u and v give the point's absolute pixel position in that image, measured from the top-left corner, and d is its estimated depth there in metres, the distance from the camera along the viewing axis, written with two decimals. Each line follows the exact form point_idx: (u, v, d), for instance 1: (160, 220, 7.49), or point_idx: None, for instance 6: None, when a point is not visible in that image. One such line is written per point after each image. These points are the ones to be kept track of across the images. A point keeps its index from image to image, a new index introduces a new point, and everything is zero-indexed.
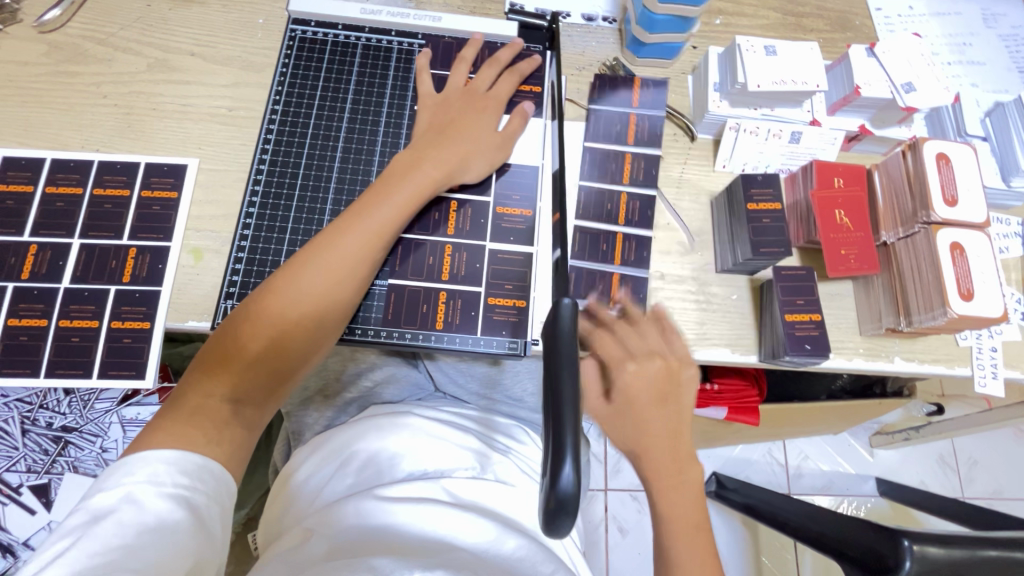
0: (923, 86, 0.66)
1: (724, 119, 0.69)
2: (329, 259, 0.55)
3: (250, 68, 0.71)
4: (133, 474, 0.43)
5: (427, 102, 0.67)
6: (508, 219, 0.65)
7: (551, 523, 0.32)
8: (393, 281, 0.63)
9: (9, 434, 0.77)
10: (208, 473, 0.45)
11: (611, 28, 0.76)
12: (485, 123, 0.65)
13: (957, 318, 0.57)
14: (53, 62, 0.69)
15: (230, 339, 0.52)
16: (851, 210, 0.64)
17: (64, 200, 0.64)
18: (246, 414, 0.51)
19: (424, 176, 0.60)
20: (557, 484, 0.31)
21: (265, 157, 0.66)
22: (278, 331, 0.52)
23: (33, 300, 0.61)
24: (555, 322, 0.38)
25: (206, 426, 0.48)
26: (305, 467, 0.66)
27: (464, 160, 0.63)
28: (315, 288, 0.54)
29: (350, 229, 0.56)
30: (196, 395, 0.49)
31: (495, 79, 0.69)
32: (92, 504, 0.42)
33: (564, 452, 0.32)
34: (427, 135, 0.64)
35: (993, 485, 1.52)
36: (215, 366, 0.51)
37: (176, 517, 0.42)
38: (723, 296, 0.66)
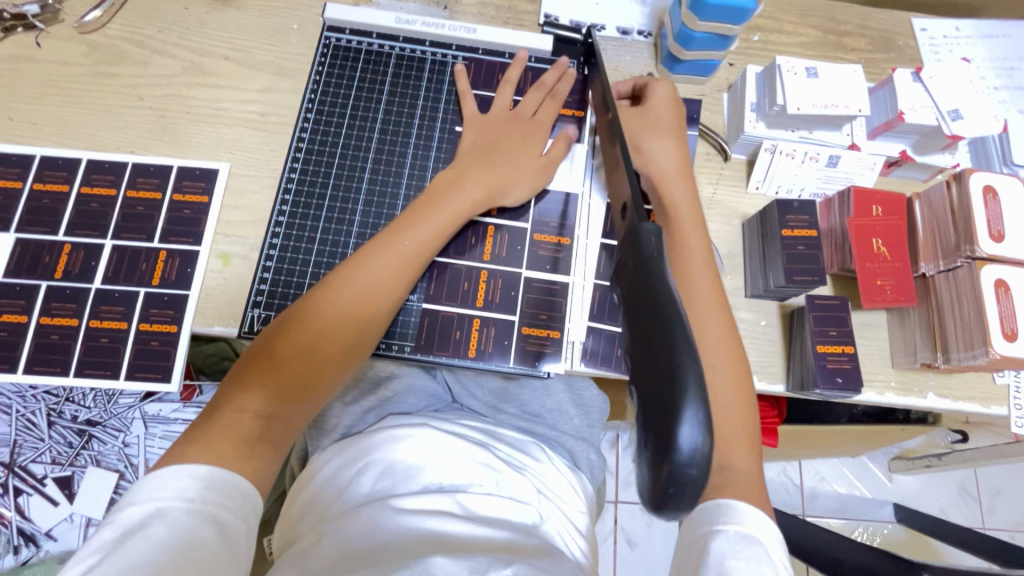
0: (971, 114, 0.64)
1: (760, 141, 0.68)
2: (366, 276, 0.55)
3: (283, 73, 0.71)
4: (162, 488, 0.44)
5: (471, 126, 0.67)
6: (546, 246, 0.65)
7: (661, 506, 0.24)
8: (428, 304, 0.63)
9: (36, 425, 0.79)
10: (235, 489, 0.46)
11: (647, 42, 0.75)
12: (530, 150, 0.65)
13: (1000, 359, 0.55)
14: (92, 62, 0.70)
15: (267, 352, 0.52)
16: (889, 239, 0.62)
17: (98, 201, 0.65)
18: (278, 430, 0.51)
19: (464, 196, 0.60)
20: (678, 458, 0.23)
21: (296, 165, 0.66)
22: (315, 348, 0.52)
23: (66, 300, 0.61)
24: (638, 249, 0.31)
25: (238, 441, 0.48)
26: (327, 468, 0.66)
27: (505, 183, 0.62)
28: (354, 305, 0.54)
29: (390, 246, 0.56)
30: (229, 408, 0.50)
31: (540, 103, 0.68)
32: (120, 518, 0.42)
33: (684, 407, 0.23)
34: (469, 155, 0.64)
35: (1014, 517, 1.48)
36: (249, 379, 0.51)
37: (203, 534, 0.42)
38: (751, 322, 0.65)
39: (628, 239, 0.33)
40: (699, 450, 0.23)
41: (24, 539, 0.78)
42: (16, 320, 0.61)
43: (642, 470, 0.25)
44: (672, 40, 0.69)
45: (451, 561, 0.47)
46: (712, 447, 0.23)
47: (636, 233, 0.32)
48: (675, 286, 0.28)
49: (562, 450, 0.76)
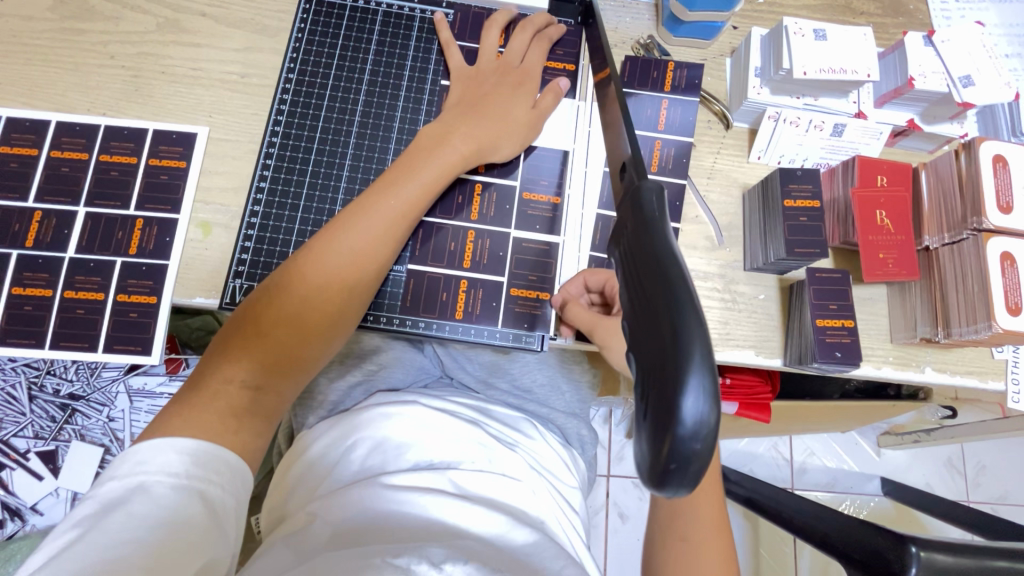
0: (982, 81, 0.61)
1: (764, 108, 0.65)
2: (352, 239, 0.53)
3: (263, 32, 0.67)
4: (147, 463, 0.42)
5: (458, 77, 0.64)
6: (536, 206, 0.62)
7: (662, 483, 0.23)
8: (414, 267, 0.60)
9: (17, 399, 0.77)
10: (224, 463, 0.44)
11: (648, 2, 0.71)
12: (519, 101, 0.62)
13: (1002, 333, 0.54)
14: (58, 17, 0.65)
15: (251, 321, 0.50)
16: (893, 211, 0.60)
17: (70, 165, 0.61)
18: (268, 401, 0.49)
19: (453, 153, 0.58)
20: (682, 430, 0.21)
21: (278, 128, 0.63)
22: (303, 314, 0.51)
23: (38, 269, 0.59)
24: (639, 211, 0.30)
25: (225, 413, 0.46)
26: (318, 445, 0.65)
27: (495, 138, 0.60)
28: (343, 268, 0.52)
29: (376, 206, 0.54)
30: (216, 378, 0.48)
31: (528, 46, 0.65)
32: (103, 493, 0.41)
33: (688, 375, 0.22)
34: (456, 109, 0.61)
35: (998, 490, 1.50)
36: (234, 349, 0.49)
37: (190, 510, 0.41)
38: (750, 295, 0.64)
39: (628, 201, 0.31)
40: (704, 421, 0.22)
41: (9, 513, 0.77)
42: None
43: (641, 444, 0.23)
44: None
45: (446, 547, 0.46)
46: (717, 417, 0.22)
47: (636, 194, 0.31)
48: (677, 246, 0.27)
49: (553, 426, 0.75)
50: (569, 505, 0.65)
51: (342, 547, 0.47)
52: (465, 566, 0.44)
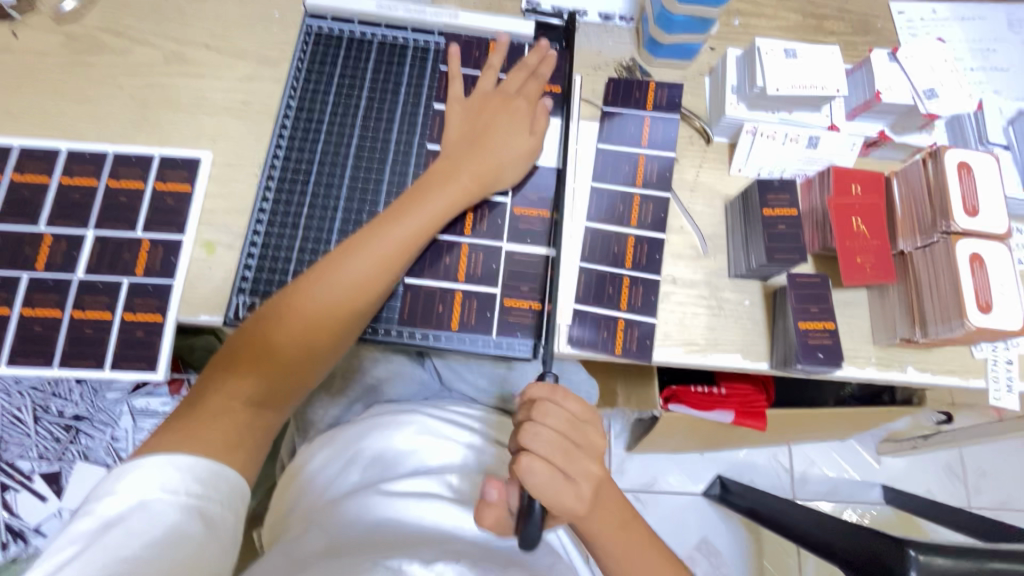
0: (946, 93, 0.65)
1: (741, 123, 0.68)
2: (357, 267, 0.55)
3: (264, 62, 0.70)
4: (143, 480, 0.43)
5: (456, 107, 0.67)
6: (526, 220, 0.65)
7: None
8: (410, 280, 0.63)
9: (22, 421, 0.78)
10: (220, 477, 0.46)
11: (629, 27, 0.75)
12: (518, 129, 0.65)
13: (975, 331, 0.56)
14: (70, 52, 0.69)
15: (256, 342, 0.53)
16: (868, 218, 0.63)
17: (80, 191, 0.64)
18: (267, 416, 0.53)
19: (458, 185, 0.61)
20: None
21: (280, 152, 0.66)
22: (307, 339, 0.54)
23: (48, 291, 0.61)
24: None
25: (228, 430, 0.49)
26: (316, 460, 0.67)
27: (498, 169, 0.63)
28: (353, 292, 0.55)
29: (381, 235, 0.57)
30: (219, 394, 0.51)
31: (524, 82, 0.68)
32: (99, 510, 0.41)
33: None
34: (459, 141, 0.65)
35: (999, 496, 1.50)
36: (237, 369, 0.52)
37: (187, 526, 0.42)
38: (736, 302, 0.66)
39: None
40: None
41: (12, 536, 0.77)
42: None
43: None
44: (652, 24, 0.69)
45: (440, 550, 0.47)
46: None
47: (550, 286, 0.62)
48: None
49: None
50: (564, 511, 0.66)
51: (336, 555, 0.47)
52: (457, 565, 0.45)
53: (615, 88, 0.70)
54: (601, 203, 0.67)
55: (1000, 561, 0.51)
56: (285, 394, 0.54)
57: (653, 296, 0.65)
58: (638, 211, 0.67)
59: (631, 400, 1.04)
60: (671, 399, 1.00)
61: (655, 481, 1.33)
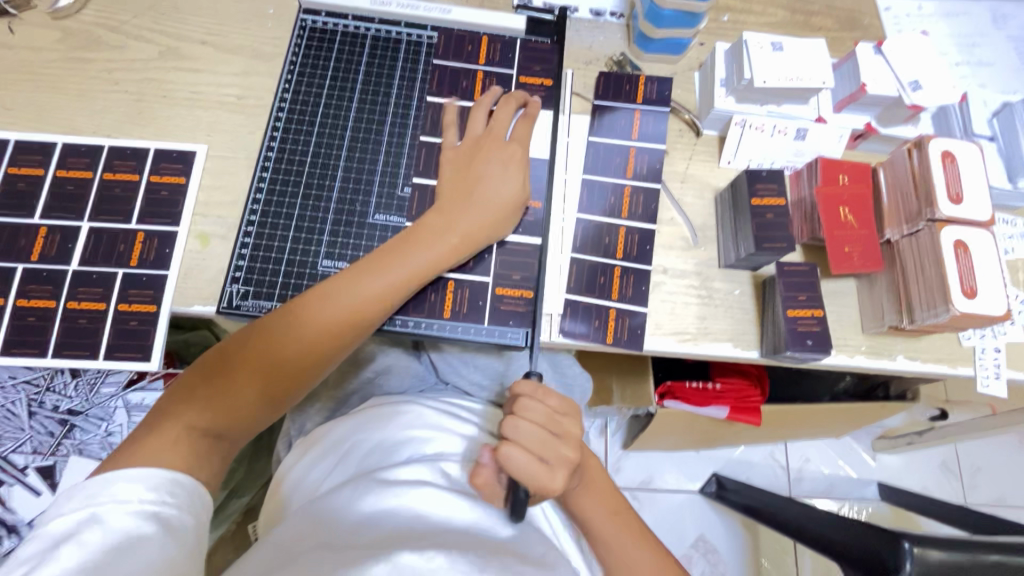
0: (931, 84, 0.66)
1: (730, 115, 0.69)
2: (330, 314, 0.54)
3: (259, 57, 0.71)
4: (95, 495, 0.42)
5: (447, 151, 0.65)
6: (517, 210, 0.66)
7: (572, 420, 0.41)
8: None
9: (16, 416, 0.79)
10: (178, 485, 0.45)
11: (619, 23, 0.76)
12: (507, 179, 0.63)
13: (960, 316, 0.57)
14: (66, 48, 0.70)
15: (226, 375, 0.52)
16: (855, 207, 0.64)
17: (75, 184, 0.65)
18: (223, 448, 0.51)
19: (445, 244, 0.59)
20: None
21: (273, 144, 0.67)
22: (274, 378, 0.53)
23: (43, 282, 0.61)
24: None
25: (187, 456, 0.47)
26: (301, 463, 0.67)
27: (489, 228, 0.61)
28: (320, 340, 0.53)
29: (363, 283, 0.55)
30: (178, 423, 0.49)
31: (515, 121, 0.66)
32: (50, 529, 0.41)
33: None
34: (450, 190, 0.62)
35: (995, 492, 1.51)
36: (203, 396, 0.51)
37: (145, 530, 0.41)
38: (726, 291, 0.67)
39: None
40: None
41: (6, 530, 0.76)
42: None
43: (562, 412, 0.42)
44: (642, 19, 0.70)
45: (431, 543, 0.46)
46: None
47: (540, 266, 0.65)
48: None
49: None
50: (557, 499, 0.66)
51: (328, 550, 0.47)
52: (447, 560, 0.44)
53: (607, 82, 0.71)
54: (592, 194, 0.68)
55: (995, 552, 0.51)
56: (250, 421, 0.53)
57: (645, 287, 0.65)
58: (629, 203, 0.68)
59: (625, 397, 1.04)
60: (666, 396, 1.00)
61: (652, 478, 1.33)
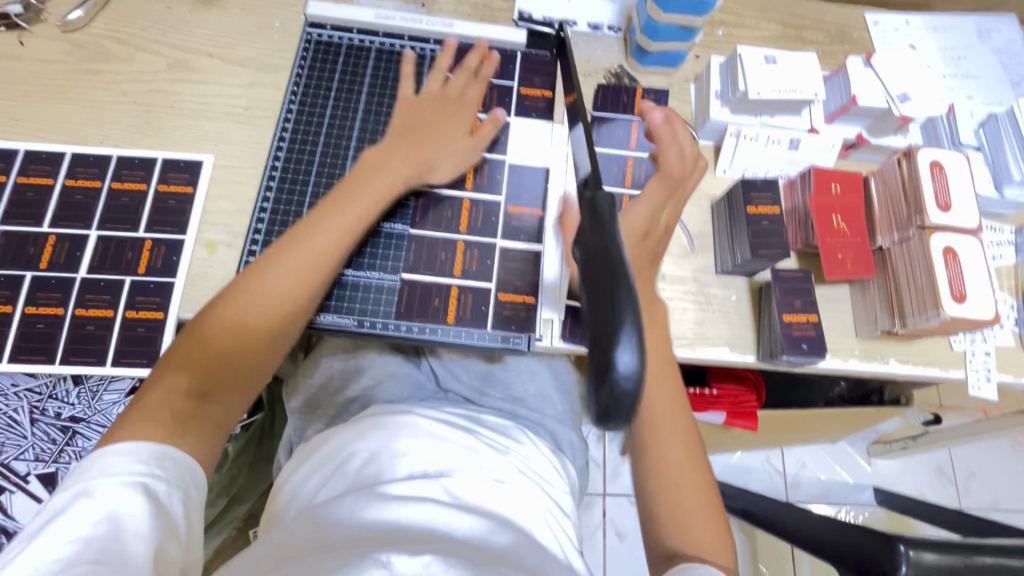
0: (918, 96, 0.68)
1: (726, 126, 0.71)
2: (290, 256, 0.54)
3: (266, 69, 0.73)
4: (85, 473, 0.42)
5: (402, 102, 0.68)
6: (517, 218, 0.67)
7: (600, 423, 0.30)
8: (406, 275, 0.65)
9: (19, 423, 0.79)
10: (166, 458, 0.44)
11: (617, 36, 0.78)
12: (454, 126, 0.66)
13: (950, 320, 0.59)
14: (75, 60, 0.71)
15: (194, 336, 0.51)
16: (847, 215, 0.66)
17: (83, 193, 0.66)
18: (210, 410, 0.50)
19: (396, 180, 0.61)
20: (616, 377, 0.28)
21: (280, 154, 0.68)
22: (241, 328, 0.52)
23: (51, 289, 0.62)
24: (594, 215, 0.35)
25: (167, 420, 0.47)
26: (299, 474, 0.67)
27: (433, 159, 0.64)
28: (280, 281, 0.53)
29: (320, 225, 0.56)
30: (157, 391, 0.48)
31: (466, 84, 0.70)
32: (44, 507, 0.41)
33: (621, 334, 0.29)
34: (400, 139, 0.64)
35: (989, 496, 1.52)
36: (180, 364, 0.50)
37: (134, 503, 0.41)
38: (723, 297, 0.68)
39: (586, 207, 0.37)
40: (633, 372, 0.28)
41: (7, 538, 0.76)
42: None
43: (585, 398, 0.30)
44: (639, 32, 0.72)
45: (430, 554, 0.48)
46: (645, 373, 0.28)
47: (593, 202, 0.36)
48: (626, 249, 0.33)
49: (544, 433, 0.77)
50: (563, 512, 0.66)
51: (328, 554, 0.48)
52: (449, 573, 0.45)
53: (605, 92, 0.73)
54: None
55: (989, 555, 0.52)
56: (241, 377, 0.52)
57: None
58: None
59: None
60: None
61: None
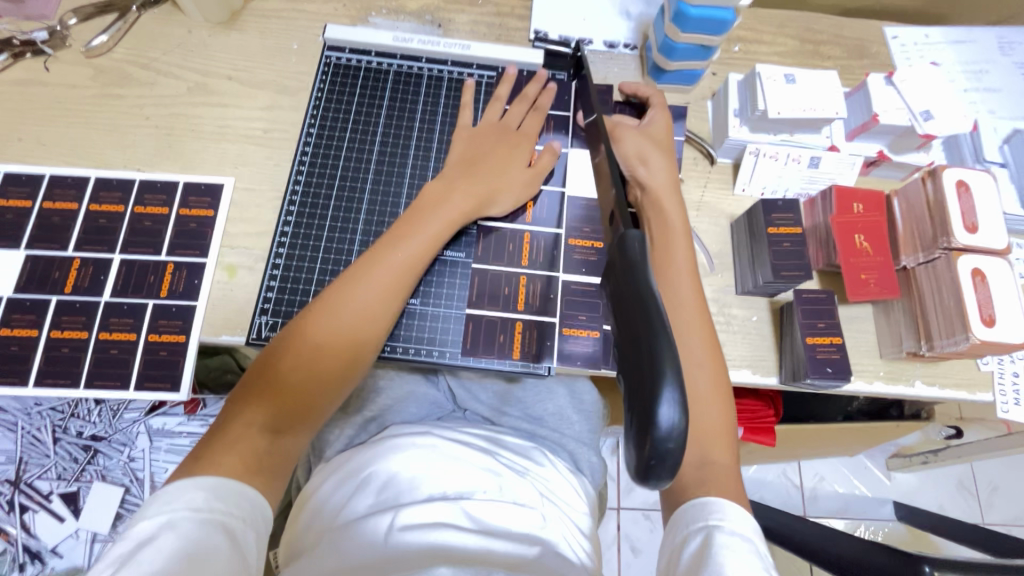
0: (941, 113, 0.67)
1: (744, 144, 0.71)
2: (361, 291, 0.56)
3: (285, 91, 0.73)
4: (171, 501, 0.43)
5: (462, 134, 0.68)
6: (581, 250, 0.67)
7: (645, 477, 0.29)
8: (471, 310, 0.65)
9: (41, 442, 0.80)
10: (242, 497, 0.46)
11: (633, 54, 0.78)
12: (516, 160, 0.67)
13: (980, 344, 0.58)
14: (98, 85, 0.72)
15: (271, 369, 0.53)
16: (870, 235, 0.65)
17: (107, 217, 0.67)
18: (285, 443, 0.51)
19: (454, 211, 0.62)
20: (658, 433, 0.28)
21: (300, 177, 0.69)
22: (318, 362, 0.53)
23: (76, 313, 0.63)
24: (625, 254, 0.35)
25: (246, 457, 0.48)
26: (327, 485, 0.67)
27: (493, 193, 0.64)
28: (355, 314, 0.55)
29: (387, 258, 0.58)
30: (236, 424, 0.50)
31: (525, 115, 0.70)
32: (132, 532, 0.41)
33: (663, 389, 0.28)
34: (458, 167, 0.65)
35: (1012, 512, 1.49)
36: (256, 397, 0.52)
37: (215, 543, 0.42)
38: (743, 318, 0.67)
39: (616, 243, 0.36)
40: (675, 426, 0.28)
41: (30, 556, 0.77)
42: (26, 333, 0.62)
43: (628, 447, 0.30)
44: (657, 52, 0.72)
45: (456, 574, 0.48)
46: (687, 428, 0.28)
47: (622, 241, 0.36)
48: (657, 289, 0.33)
49: (563, 453, 0.76)
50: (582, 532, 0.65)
51: None
52: None
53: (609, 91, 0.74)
54: None
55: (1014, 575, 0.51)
56: (311, 412, 0.53)
57: None
58: None
59: None
60: None
61: None
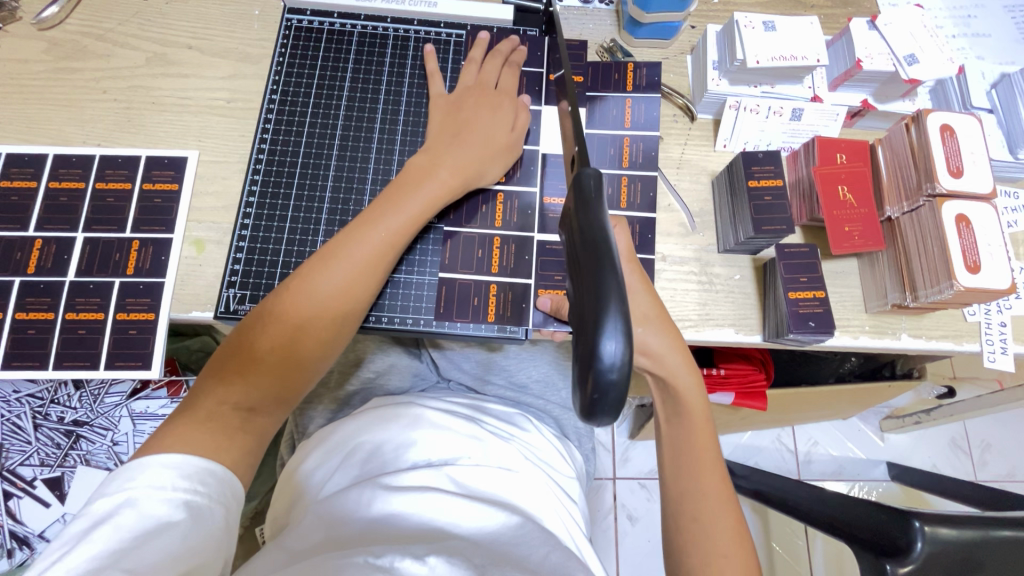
0: (927, 58, 0.65)
1: (724, 98, 0.68)
2: (340, 270, 0.53)
3: (246, 59, 0.71)
4: (133, 479, 0.42)
5: (439, 102, 0.66)
6: (556, 210, 0.65)
7: (592, 413, 0.30)
8: (444, 274, 0.63)
9: (22, 429, 0.79)
10: (211, 475, 0.44)
11: (609, 9, 0.75)
12: (498, 122, 0.63)
13: (964, 291, 0.56)
14: (52, 59, 0.69)
15: (245, 345, 0.51)
16: (854, 186, 0.63)
17: (67, 195, 0.64)
18: (259, 422, 0.50)
19: (439, 184, 0.58)
20: (601, 365, 0.28)
21: (264, 146, 0.67)
22: (295, 340, 0.51)
23: (40, 294, 0.61)
24: (580, 191, 0.34)
25: (217, 431, 0.47)
26: (311, 461, 0.65)
27: (480, 164, 0.61)
28: (332, 292, 0.52)
29: (366, 236, 0.54)
30: (208, 399, 0.49)
31: (499, 71, 0.68)
32: (92, 510, 0.41)
33: (607, 321, 0.29)
34: (442, 133, 0.62)
35: (1005, 469, 1.50)
36: (228, 374, 0.50)
37: (175, 522, 0.41)
38: (725, 277, 0.66)
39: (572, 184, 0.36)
40: (619, 360, 0.29)
41: (18, 543, 0.77)
42: None
43: (576, 382, 0.31)
44: (631, 3, 0.69)
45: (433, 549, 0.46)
46: (632, 361, 0.29)
47: (578, 179, 0.35)
48: (610, 226, 0.32)
49: (548, 420, 0.76)
50: (570, 498, 0.65)
51: (327, 553, 0.46)
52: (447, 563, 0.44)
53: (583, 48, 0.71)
54: None
55: (1007, 527, 0.48)
56: (287, 388, 0.52)
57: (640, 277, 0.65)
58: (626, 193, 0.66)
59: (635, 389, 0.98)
60: None
61: None
